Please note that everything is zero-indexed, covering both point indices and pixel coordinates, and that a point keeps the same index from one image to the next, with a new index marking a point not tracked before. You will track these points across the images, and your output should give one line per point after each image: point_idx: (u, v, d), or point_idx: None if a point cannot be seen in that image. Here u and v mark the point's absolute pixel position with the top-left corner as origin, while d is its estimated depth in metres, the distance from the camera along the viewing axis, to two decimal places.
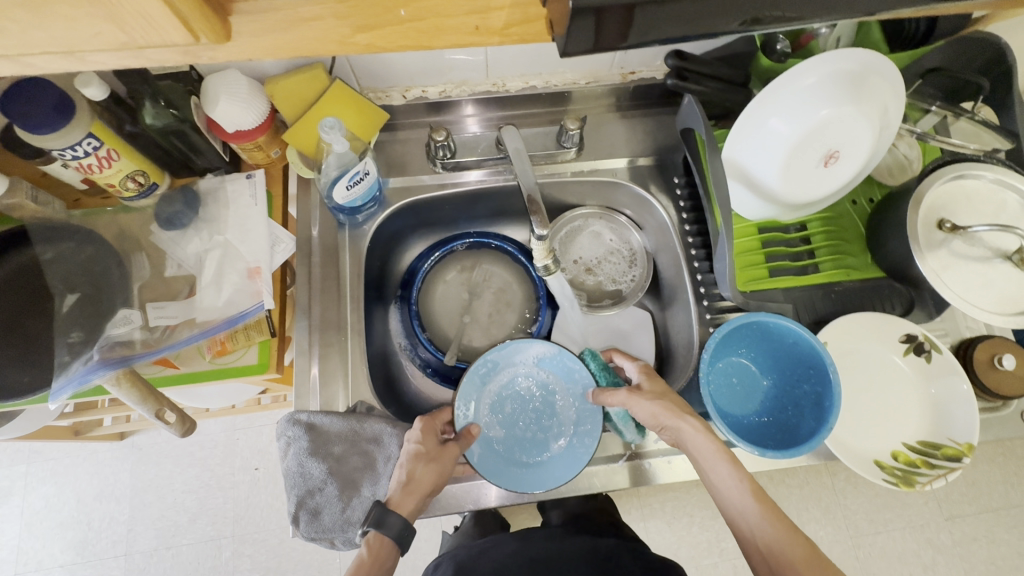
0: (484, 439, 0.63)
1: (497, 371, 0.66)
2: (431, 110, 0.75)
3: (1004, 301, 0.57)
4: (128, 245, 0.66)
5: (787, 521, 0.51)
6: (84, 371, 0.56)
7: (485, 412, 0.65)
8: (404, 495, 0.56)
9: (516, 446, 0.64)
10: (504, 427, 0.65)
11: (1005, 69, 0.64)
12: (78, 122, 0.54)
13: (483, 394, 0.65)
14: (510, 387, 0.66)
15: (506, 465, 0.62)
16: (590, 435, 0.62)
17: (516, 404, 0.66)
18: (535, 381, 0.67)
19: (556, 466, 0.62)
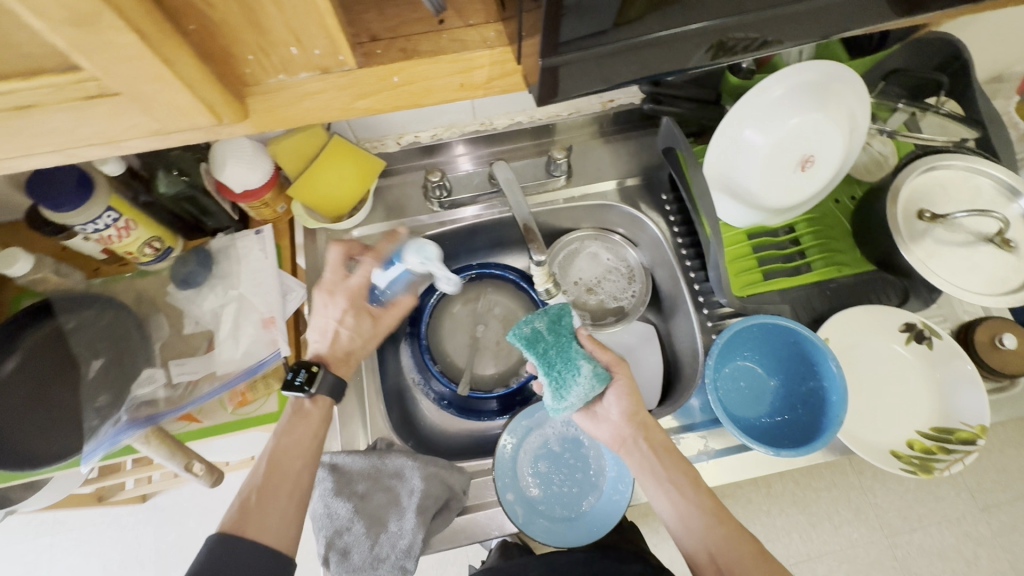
0: (527, 502, 0.62)
1: (528, 435, 0.66)
2: (424, 154, 0.79)
3: (993, 282, 0.59)
4: (147, 308, 0.69)
5: (734, 522, 0.55)
6: (114, 433, 0.59)
7: (524, 475, 0.64)
8: (284, 468, 0.57)
9: (557, 502, 0.64)
10: (541, 487, 0.64)
11: (961, 65, 0.68)
12: (99, 198, 0.58)
13: (519, 458, 0.65)
14: (542, 443, 0.67)
15: (550, 523, 0.61)
16: (624, 482, 0.62)
17: (551, 463, 0.66)
18: (566, 439, 0.67)
19: (598, 519, 0.62)
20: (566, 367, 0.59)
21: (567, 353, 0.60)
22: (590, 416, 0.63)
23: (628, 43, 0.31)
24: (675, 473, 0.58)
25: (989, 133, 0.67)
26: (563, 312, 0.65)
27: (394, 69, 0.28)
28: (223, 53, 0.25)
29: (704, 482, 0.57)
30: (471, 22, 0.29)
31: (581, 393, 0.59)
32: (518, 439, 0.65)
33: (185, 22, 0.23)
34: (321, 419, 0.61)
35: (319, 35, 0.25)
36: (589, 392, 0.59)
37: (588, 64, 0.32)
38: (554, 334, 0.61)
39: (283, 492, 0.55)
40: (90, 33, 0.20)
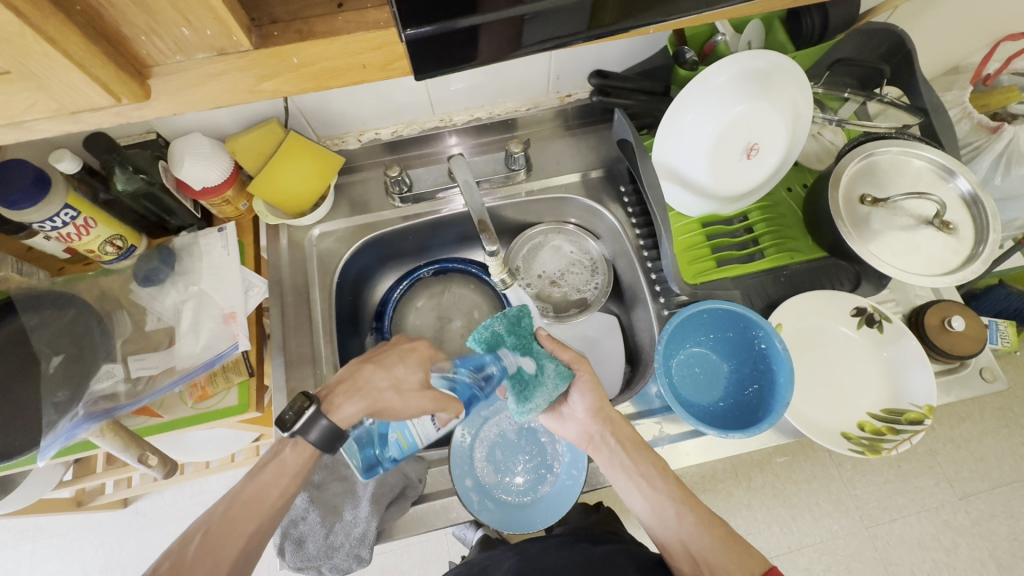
0: (482, 489, 0.63)
1: (485, 424, 0.67)
2: (387, 150, 0.80)
3: (933, 263, 0.60)
4: (109, 305, 0.70)
5: (704, 510, 0.55)
6: (70, 427, 0.61)
7: (480, 462, 0.65)
8: (239, 512, 0.50)
9: (512, 489, 0.65)
10: (497, 473, 0.65)
11: (904, 56, 0.69)
12: (55, 195, 0.59)
13: (475, 447, 0.65)
14: (503, 433, 0.67)
15: (504, 511, 0.62)
16: (576, 468, 0.63)
17: (507, 450, 0.67)
18: (522, 427, 0.68)
19: (551, 505, 0.63)
20: (531, 369, 0.57)
21: (531, 354, 0.59)
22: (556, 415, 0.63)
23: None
24: (643, 465, 0.58)
25: (931, 119, 0.68)
26: (523, 312, 0.61)
27: (291, 49, 0.29)
28: (119, 36, 0.26)
29: (672, 470, 0.57)
30: (371, 5, 0.30)
31: (546, 395, 0.57)
32: (476, 430, 0.66)
33: (72, 4, 0.24)
34: (295, 472, 0.53)
35: (208, 16, 0.26)
36: (554, 392, 0.58)
37: (557, 13, 0.30)
38: (515, 335, 0.58)
39: (226, 541, 0.49)
40: None
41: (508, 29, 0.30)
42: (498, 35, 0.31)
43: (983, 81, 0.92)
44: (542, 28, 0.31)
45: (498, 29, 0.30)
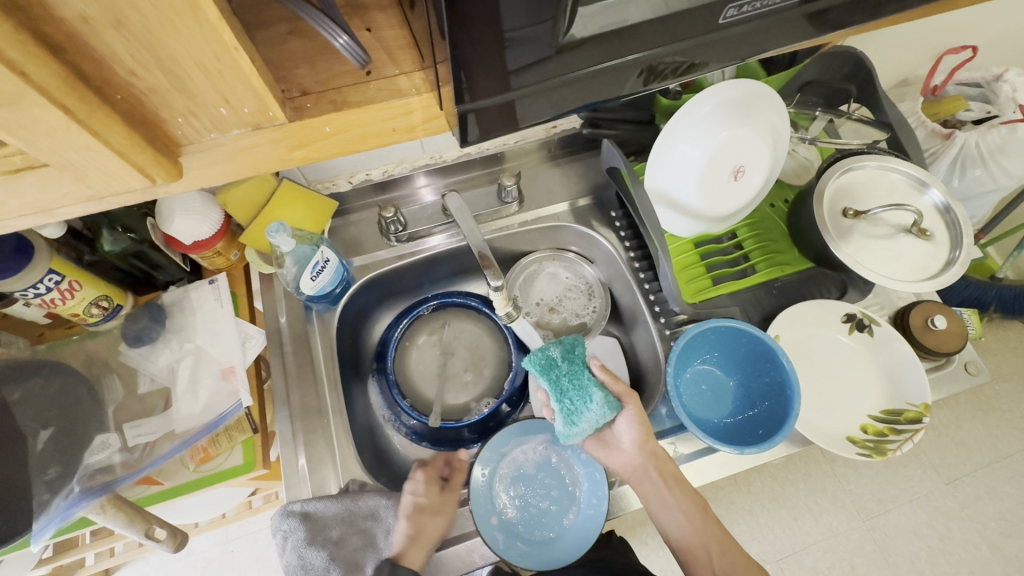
0: (505, 526, 0.63)
1: (500, 462, 0.66)
2: (377, 190, 0.80)
3: (916, 269, 0.64)
4: (97, 370, 0.66)
5: (741, 551, 0.59)
6: (66, 506, 0.55)
7: (501, 496, 0.65)
8: None
9: (535, 523, 0.64)
10: (518, 508, 0.65)
11: (866, 74, 0.73)
12: (39, 262, 0.55)
13: (494, 484, 0.65)
14: (522, 468, 0.67)
15: (531, 548, 0.62)
16: (596, 495, 0.63)
17: (525, 484, 0.66)
18: (538, 458, 0.68)
19: (579, 534, 0.62)
20: (579, 395, 0.62)
21: (580, 381, 0.62)
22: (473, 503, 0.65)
23: (586, 71, 0.34)
24: (685, 504, 0.61)
25: (897, 134, 0.72)
26: (576, 341, 0.66)
27: (325, 119, 0.29)
28: (156, 120, 0.26)
29: (712, 512, 0.61)
30: (399, 72, 0.31)
31: (591, 420, 0.61)
32: (495, 467, 0.66)
33: (113, 94, 0.24)
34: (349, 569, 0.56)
35: (248, 96, 0.26)
36: (600, 419, 0.62)
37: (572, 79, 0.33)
38: (568, 361, 0.63)
39: None
40: (11, 110, 0.21)
41: (492, 114, 0.33)
42: (491, 114, 0.33)
43: (931, 91, 0.98)
44: (519, 111, 0.34)
45: (492, 110, 0.33)
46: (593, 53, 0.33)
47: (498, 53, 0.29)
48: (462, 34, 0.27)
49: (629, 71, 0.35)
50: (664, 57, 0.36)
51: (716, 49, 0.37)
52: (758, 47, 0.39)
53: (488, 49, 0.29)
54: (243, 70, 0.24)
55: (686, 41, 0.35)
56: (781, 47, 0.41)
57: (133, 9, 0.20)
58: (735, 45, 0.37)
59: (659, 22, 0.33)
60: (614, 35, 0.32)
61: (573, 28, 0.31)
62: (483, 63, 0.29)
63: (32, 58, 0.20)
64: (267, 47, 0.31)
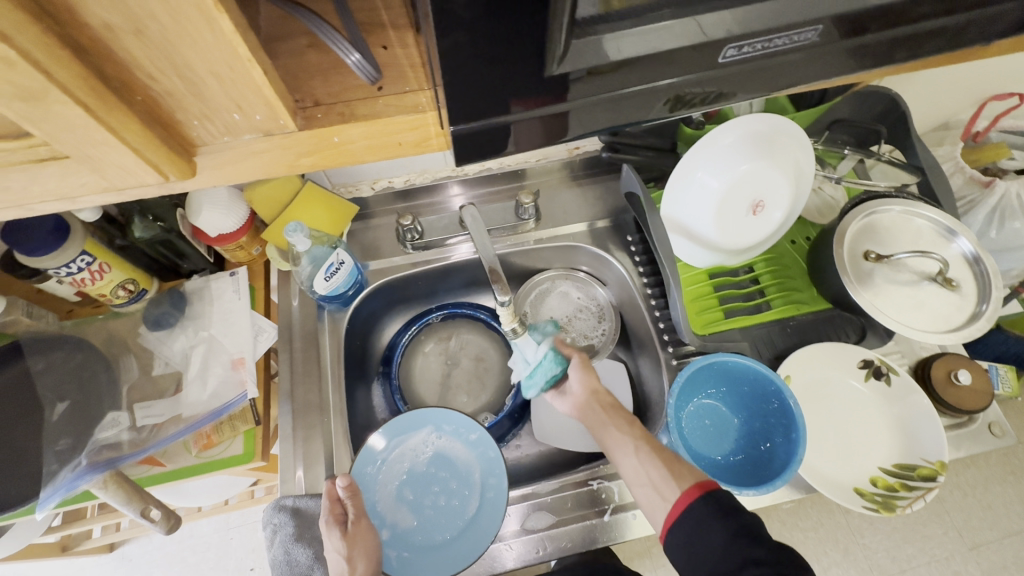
0: (399, 540, 0.61)
1: (386, 470, 0.65)
2: (399, 198, 0.82)
3: (938, 320, 0.61)
4: (116, 350, 0.69)
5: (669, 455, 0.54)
6: (71, 478, 0.59)
7: (390, 508, 0.63)
8: None
9: (432, 526, 0.62)
10: (414, 515, 0.63)
11: (899, 116, 0.72)
12: (73, 242, 0.58)
13: (380, 494, 0.64)
14: (413, 468, 0.65)
15: (431, 554, 0.61)
16: (493, 476, 0.63)
17: (415, 488, 0.65)
18: (424, 459, 0.66)
19: (482, 521, 0.61)
20: (535, 356, 0.71)
21: (539, 346, 0.72)
22: (362, 558, 0.55)
23: (578, 102, 0.34)
24: (620, 420, 0.60)
25: (927, 179, 0.70)
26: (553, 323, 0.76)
27: (333, 129, 0.31)
28: (172, 120, 0.28)
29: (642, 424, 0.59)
30: (411, 88, 0.32)
31: (540, 373, 0.69)
32: (384, 474, 0.64)
33: (133, 95, 0.25)
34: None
35: (258, 104, 0.27)
36: (549, 372, 0.69)
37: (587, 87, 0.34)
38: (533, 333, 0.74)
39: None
40: (37, 106, 0.22)
41: (485, 135, 0.34)
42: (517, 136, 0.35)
43: (973, 137, 0.95)
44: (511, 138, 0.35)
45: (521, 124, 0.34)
46: (606, 82, 0.34)
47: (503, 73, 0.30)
48: (454, 61, 0.29)
49: (641, 100, 0.36)
50: (690, 83, 0.36)
51: (731, 81, 0.37)
52: (774, 84, 0.39)
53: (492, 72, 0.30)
54: (254, 79, 0.25)
55: (686, 79, 0.35)
56: (802, 84, 0.40)
57: (152, 18, 0.21)
58: (739, 85, 0.38)
59: (672, 58, 0.34)
60: (616, 70, 0.33)
61: (565, 63, 0.31)
62: (473, 90, 0.31)
63: (58, 60, 0.21)
64: (287, 57, 0.32)
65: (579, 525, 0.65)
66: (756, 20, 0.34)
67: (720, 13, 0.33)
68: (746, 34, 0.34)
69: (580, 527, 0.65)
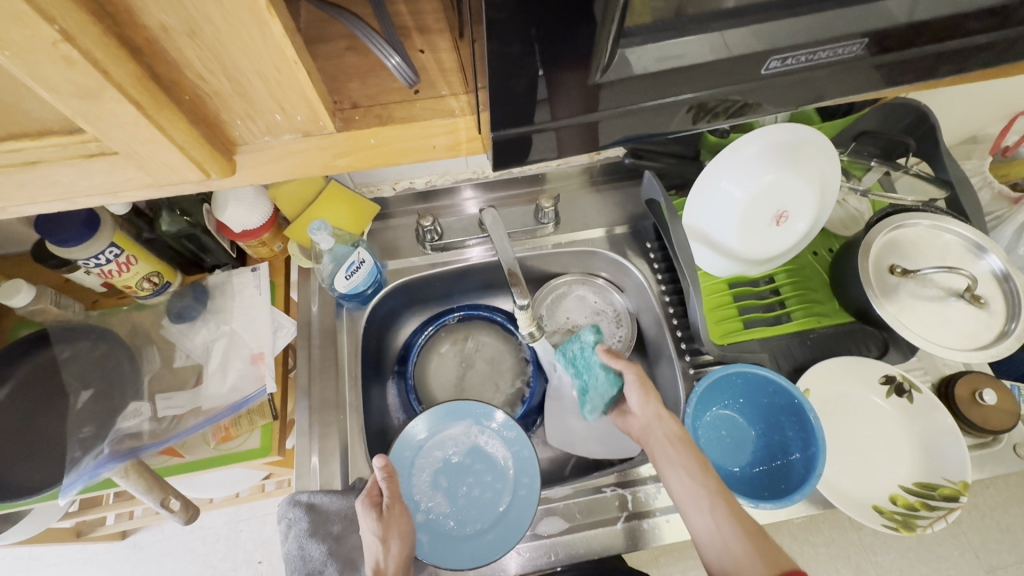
0: (430, 526, 0.62)
1: (422, 454, 0.65)
2: (419, 199, 0.83)
3: (964, 337, 0.60)
4: (140, 341, 0.70)
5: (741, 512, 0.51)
6: (94, 466, 0.60)
7: (423, 493, 0.64)
8: None
9: (464, 517, 0.63)
10: (447, 502, 0.64)
11: (928, 128, 0.71)
12: (101, 236, 0.59)
13: (416, 476, 0.64)
14: (450, 459, 0.66)
15: (461, 545, 0.61)
16: (527, 475, 0.63)
17: (450, 476, 0.65)
18: (461, 448, 0.66)
19: (513, 519, 0.61)
20: (587, 372, 0.65)
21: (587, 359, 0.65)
22: (398, 540, 0.55)
23: (614, 110, 0.35)
24: (686, 457, 0.55)
25: (957, 193, 0.70)
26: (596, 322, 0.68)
27: (370, 131, 0.31)
28: (217, 119, 0.28)
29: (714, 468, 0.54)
30: (446, 93, 0.33)
31: (597, 396, 0.64)
32: (421, 461, 0.65)
33: (182, 94, 0.26)
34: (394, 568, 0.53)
35: (301, 106, 0.28)
36: (606, 393, 0.63)
37: (618, 94, 0.34)
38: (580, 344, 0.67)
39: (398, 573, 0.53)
40: (92, 104, 0.23)
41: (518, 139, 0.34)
42: (543, 142, 0.36)
43: (1001, 152, 0.93)
44: (547, 143, 0.37)
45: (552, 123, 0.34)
46: (633, 90, 0.34)
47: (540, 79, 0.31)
48: (495, 68, 0.29)
49: (666, 103, 0.36)
50: (711, 88, 0.36)
51: (753, 89, 0.37)
52: (803, 93, 0.39)
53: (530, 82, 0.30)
54: (299, 81, 0.26)
55: (724, 88, 0.36)
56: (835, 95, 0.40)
57: (207, 21, 0.22)
58: (763, 91, 0.38)
59: (703, 66, 0.34)
60: (647, 78, 0.34)
61: (608, 73, 0.32)
62: (515, 100, 0.31)
63: (115, 59, 0.22)
64: (327, 60, 0.33)
65: (591, 531, 0.65)
66: (799, 34, 0.34)
67: (760, 26, 0.34)
68: (792, 46, 0.35)
69: (592, 534, 0.65)
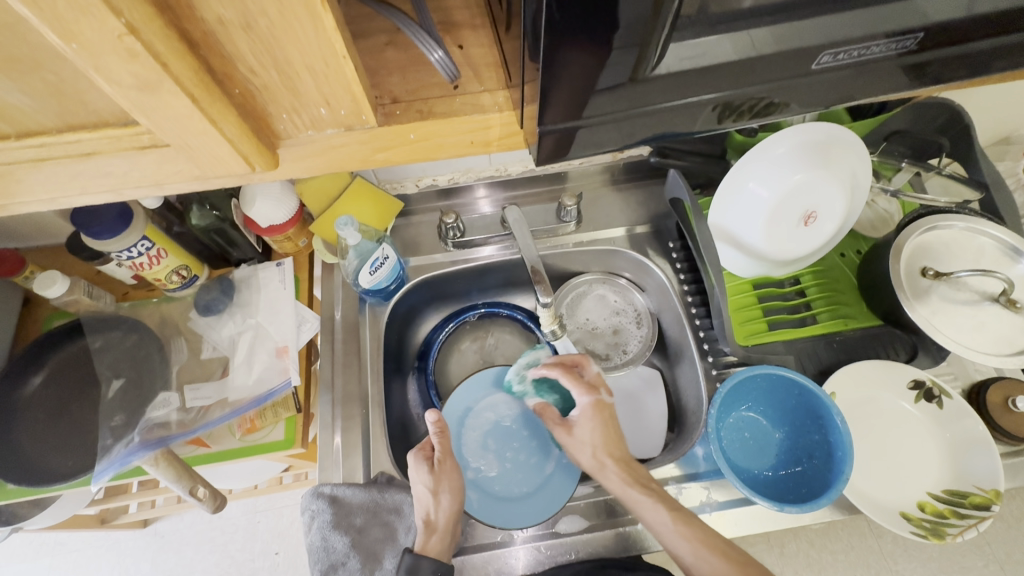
0: (479, 484, 0.67)
1: (474, 416, 0.71)
2: (441, 196, 0.83)
3: (1000, 342, 0.59)
4: (169, 332, 0.72)
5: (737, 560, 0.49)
6: (125, 453, 0.61)
7: (473, 453, 0.69)
8: (428, 537, 0.56)
9: (511, 479, 0.68)
10: (496, 463, 0.69)
11: (962, 127, 0.69)
12: (135, 228, 0.60)
13: (466, 436, 0.70)
14: (496, 425, 0.71)
15: (505, 504, 0.66)
16: None
17: (498, 440, 0.70)
18: (510, 415, 0.71)
19: (557, 483, 0.67)
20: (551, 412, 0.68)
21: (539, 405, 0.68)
22: (447, 494, 0.59)
23: (650, 108, 0.36)
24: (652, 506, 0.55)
25: (992, 195, 0.68)
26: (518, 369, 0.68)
27: (410, 126, 0.31)
28: (263, 113, 0.29)
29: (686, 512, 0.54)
30: (483, 89, 0.34)
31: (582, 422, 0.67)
32: (470, 425, 0.70)
33: (232, 87, 0.26)
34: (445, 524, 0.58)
35: (346, 100, 0.28)
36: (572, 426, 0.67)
37: (655, 90, 0.34)
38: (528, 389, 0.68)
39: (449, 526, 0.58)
40: (150, 96, 0.24)
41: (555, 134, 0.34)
42: (577, 140, 0.36)
43: None
44: (588, 138, 0.36)
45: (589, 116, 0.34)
46: (670, 86, 0.34)
47: (580, 75, 0.31)
48: (537, 61, 0.29)
49: (700, 94, 0.36)
50: (735, 82, 0.35)
51: (786, 84, 0.37)
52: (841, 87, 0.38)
53: (570, 80, 0.31)
54: (345, 75, 0.26)
55: (768, 82, 0.36)
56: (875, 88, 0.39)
57: (262, 15, 0.22)
58: (797, 83, 0.37)
59: (739, 62, 0.34)
60: (684, 74, 0.34)
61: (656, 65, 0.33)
62: (562, 98, 0.32)
63: (174, 53, 0.23)
64: (369, 53, 0.34)
65: (612, 532, 0.65)
66: (849, 27, 0.35)
67: (812, 20, 0.34)
68: (845, 41, 0.35)
69: (612, 535, 0.65)
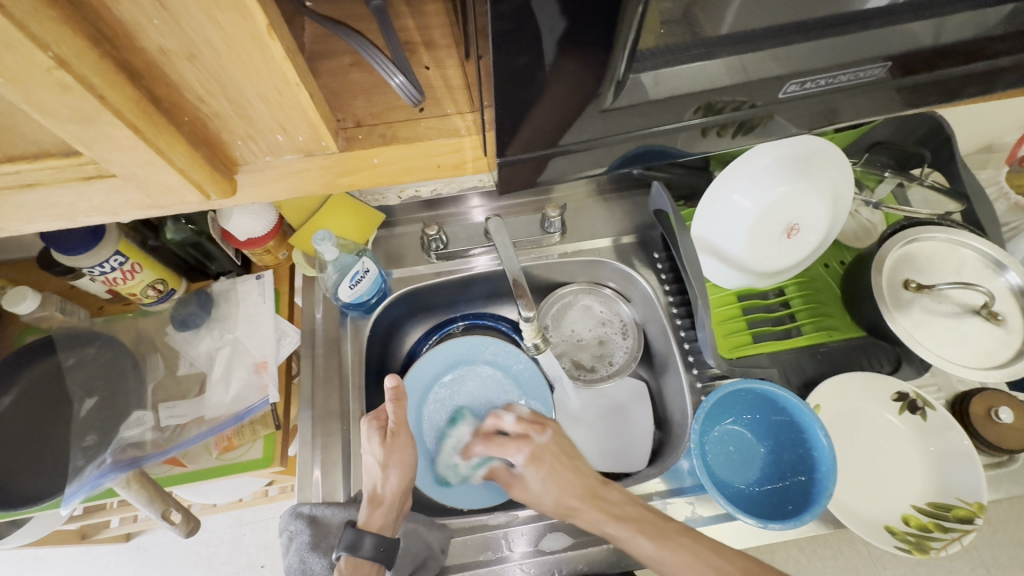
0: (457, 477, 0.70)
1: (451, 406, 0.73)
2: (425, 207, 0.82)
3: (981, 355, 0.59)
4: (144, 347, 0.70)
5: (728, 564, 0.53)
6: (96, 475, 0.60)
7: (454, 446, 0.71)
8: (372, 510, 0.58)
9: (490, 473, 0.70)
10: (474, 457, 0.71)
11: (945, 138, 0.69)
12: (107, 243, 0.58)
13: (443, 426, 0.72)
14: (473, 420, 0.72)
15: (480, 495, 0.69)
16: None
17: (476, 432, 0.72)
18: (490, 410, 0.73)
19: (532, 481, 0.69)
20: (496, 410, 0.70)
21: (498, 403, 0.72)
22: (395, 471, 0.61)
23: (612, 133, 0.37)
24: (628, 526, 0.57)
25: (973, 206, 0.69)
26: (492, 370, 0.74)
27: (372, 152, 0.33)
28: (216, 140, 0.30)
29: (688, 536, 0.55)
30: (452, 111, 0.34)
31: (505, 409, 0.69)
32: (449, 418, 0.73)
33: (181, 116, 0.27)
34: (392, 499, 0.60)
35: (303, 127, 0.29)
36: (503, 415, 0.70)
37: (617, 113, 0.35)
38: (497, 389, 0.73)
39: (395, 500, 0.60)
40: (89, 127, 0.24)
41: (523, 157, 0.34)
42: (542, 163, 0.37)
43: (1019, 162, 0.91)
44: (563, 164, 0.39)
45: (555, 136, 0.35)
46: (631, 109, 0.35)
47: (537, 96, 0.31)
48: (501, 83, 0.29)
49: (670, 109, 0.36)
50: (720, 91, 0.35)
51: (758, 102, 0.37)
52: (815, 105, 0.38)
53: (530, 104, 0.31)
54: (300, 101, 0.27)
55: (736, 107, 0.38)
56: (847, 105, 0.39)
57: (204, 45, 0.23)
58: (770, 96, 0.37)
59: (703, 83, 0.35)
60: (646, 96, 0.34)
61: (618, 99, 0.34)
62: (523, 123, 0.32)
63: (113, 84, 0.23)
64: (332, 77, 0.34)
65: (596, 548, 0.64)
66: (819, 58, 0.35)
67: (777, 48, 0.34)
68: (809, 72, 0.36)
69: (596, 552, 0.64)
